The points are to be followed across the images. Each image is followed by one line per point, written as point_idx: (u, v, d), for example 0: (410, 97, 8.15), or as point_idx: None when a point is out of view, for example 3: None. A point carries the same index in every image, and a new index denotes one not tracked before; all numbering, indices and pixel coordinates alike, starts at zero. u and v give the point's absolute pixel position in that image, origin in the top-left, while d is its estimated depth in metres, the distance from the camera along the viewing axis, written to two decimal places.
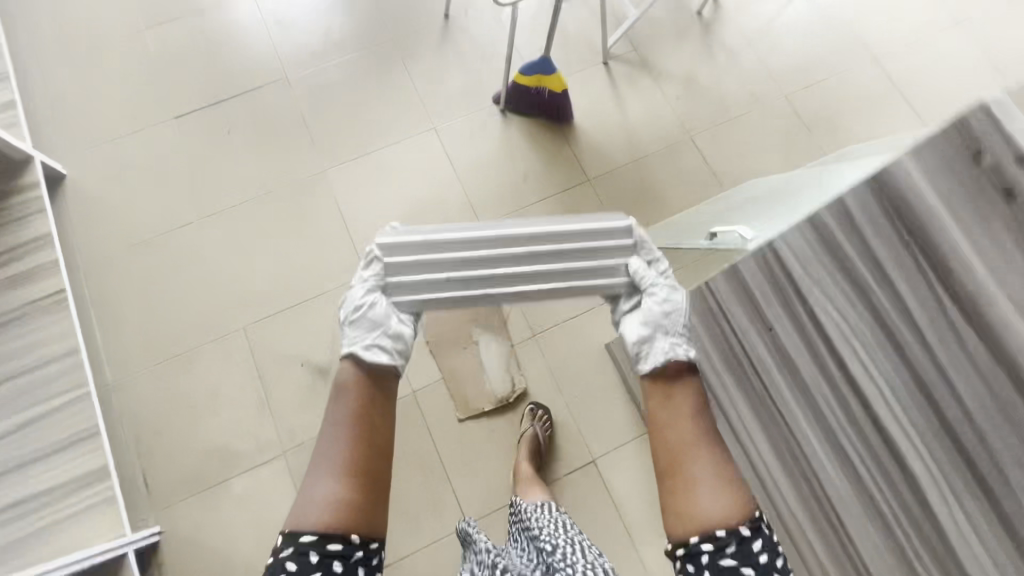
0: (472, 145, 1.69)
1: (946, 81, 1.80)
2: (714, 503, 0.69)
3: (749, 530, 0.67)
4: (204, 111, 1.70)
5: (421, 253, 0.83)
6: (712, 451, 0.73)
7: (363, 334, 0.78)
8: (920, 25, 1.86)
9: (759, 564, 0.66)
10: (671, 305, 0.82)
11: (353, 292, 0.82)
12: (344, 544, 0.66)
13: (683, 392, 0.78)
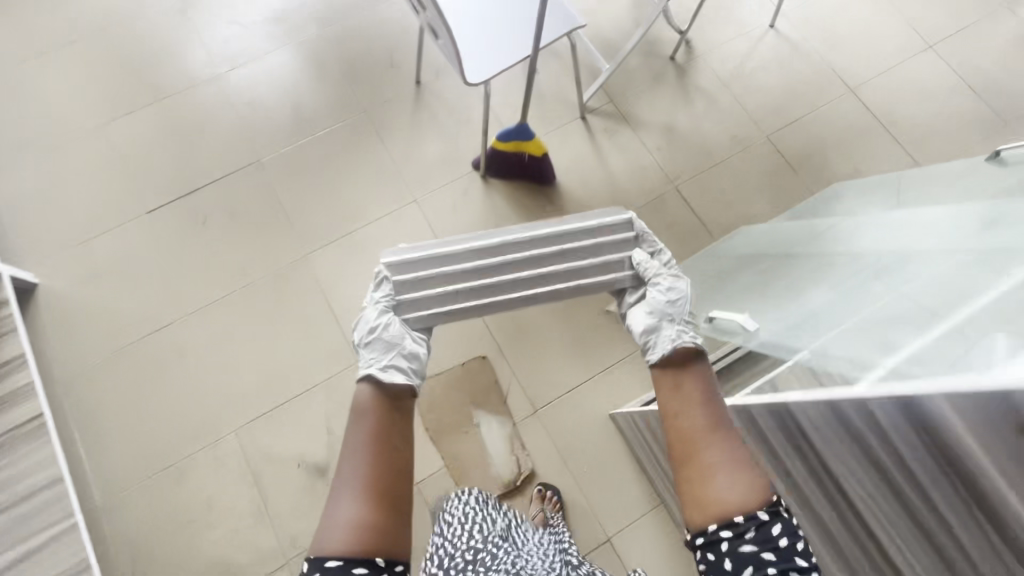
0: (455, 215, 1.65)
1: (924, 108, 1.79)
2: (730, 488, 0.67)
3: (767, 514, 0.65)
4: (176, 202, 1.65)
5: (431, 265, 0.87)
6: (719, 446, 0.70)
7: (379, 356, 0.79)
8: (892, 52, 1.85)
9: (778, 550, 0.63)
10: (674, 292, 0.87)
11: (366, 316, 0.85)
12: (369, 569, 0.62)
13: (689, 389, 0.76)
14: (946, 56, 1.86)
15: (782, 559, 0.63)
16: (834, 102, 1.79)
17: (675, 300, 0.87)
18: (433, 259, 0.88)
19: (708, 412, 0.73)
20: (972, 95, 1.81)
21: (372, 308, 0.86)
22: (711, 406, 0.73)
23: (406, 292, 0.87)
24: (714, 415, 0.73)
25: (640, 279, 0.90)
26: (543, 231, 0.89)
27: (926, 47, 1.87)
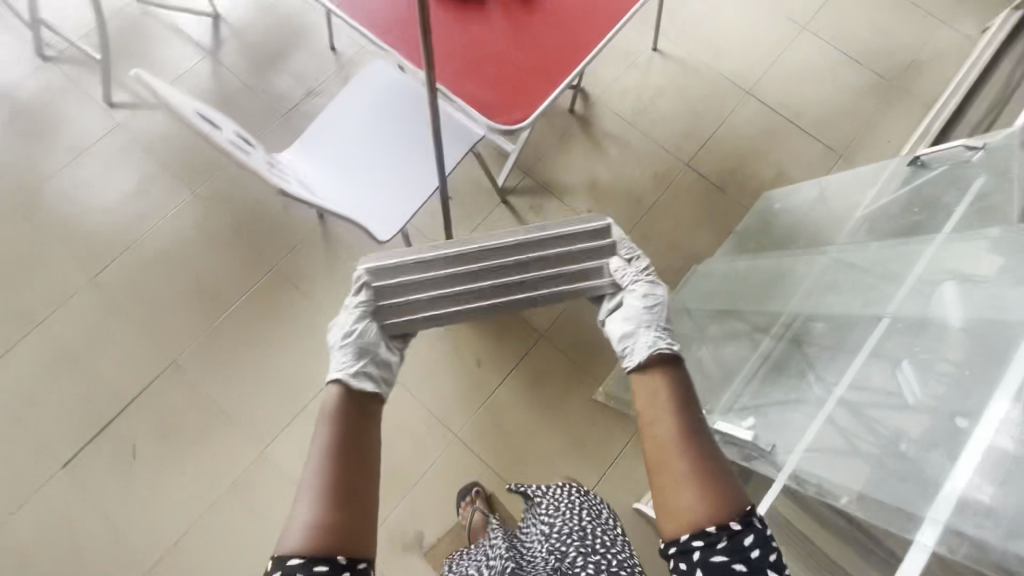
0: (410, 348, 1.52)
1: (819, 88, 1.82)
2: (692, 497, 0.65)
3: (740, 524, 0.63)
4: (95, 441, 1.43)
5: (413, 264, 0.91)
6: (691, 454, 0.68)
7: (348, 361, 0.80)
8: (772, 42, 1.87)
9: (750, 560, 0.62)
10: (652, 298, 0.91)
11: (342, 322, 0.87)
12: (332, 566, 0.60)
13: (661, 395, 0.74)
14: (821, 31, 1.89)
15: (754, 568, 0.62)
16: (735, 109, 1.79)
17: (653, 304, 0.90)
18: (408, 262, 0.91)
19: (681, 418, 0.71)
20: (854, 63, 1.86)
21: (350, 316, 0.88)
22: (683, 414, 0.71)
23: (387, 296, 0.91)
24: (682, 421, 0.71)
25: (617, 286, 0.94)
26: (522, 236, 0.92)
27: (800, 28, 1.89)
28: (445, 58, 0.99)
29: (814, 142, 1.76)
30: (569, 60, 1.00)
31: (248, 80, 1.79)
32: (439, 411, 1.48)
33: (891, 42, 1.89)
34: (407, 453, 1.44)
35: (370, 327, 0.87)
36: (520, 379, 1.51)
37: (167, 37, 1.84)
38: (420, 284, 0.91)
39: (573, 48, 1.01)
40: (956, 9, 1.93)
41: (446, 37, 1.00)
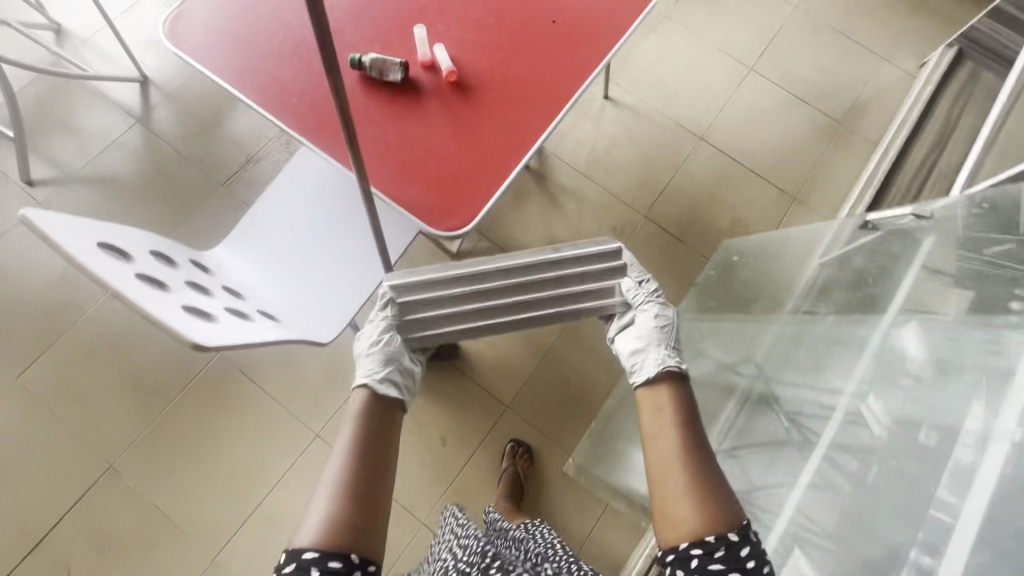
0: None
1: (769, 130, 1.83)
2: (688, 506, 0.75)
3: (735, 535, 0.72)
4: (26, 563, 1.30)
5: (433, 283, 1.02)
6: (690, 468, 0.78)
7: (377, 369, 0.91)
8: (720, 86, 1.88)
9: (747, 567, 0.71)
10: (662, 318, 1.00)
11: (372, 330, 0.98)
12: (343, 563, 0.70)
13: (666, 412, 0.85)
14: (767, 72, 1.91)
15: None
16: (690, 156, 1.78)
17: (664, 327, 0.99)
18: (430, 280, 1.02)
19: (682, 434, 0.81)
20: (800, 104, 1.88)
21: (378, 326, 0.98)
22: (686, 430, 0.82)
23: (411, 308, 1.01)
24: (689, 441, 0.81)
25: (628, 305, 1.04)
26: (537, 256, 1.04)
27: (746, 70, 1.90)
28: (380, 159, 0.94)
29: (769, 185, 1.77)
30: (511, 152, 0.96)
31: (182, 146, 1.68)
32: (404, 497, 1.41)
33: (834, 81, 1.92)
34: None
35: (396, 342, 0.96)
36: (487, 456, 1.45)
37: (91, 105, 1.72)
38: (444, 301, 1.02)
39: (515, 140, 0.96)
40: (892, 45, 1.98)
41: (380, 135, 0.95)
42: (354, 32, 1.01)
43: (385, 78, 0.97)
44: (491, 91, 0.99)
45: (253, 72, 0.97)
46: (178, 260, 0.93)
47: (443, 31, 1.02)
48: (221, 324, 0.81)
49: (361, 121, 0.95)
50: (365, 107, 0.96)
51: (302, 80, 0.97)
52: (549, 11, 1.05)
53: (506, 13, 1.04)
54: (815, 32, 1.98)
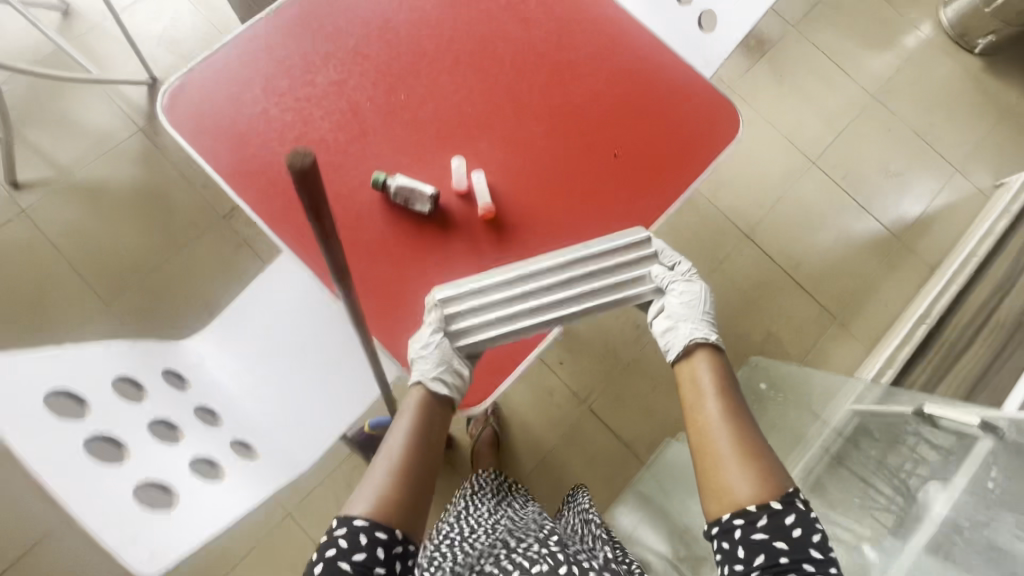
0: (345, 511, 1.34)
1: (822, 235, 1.69)
2: (742, 479, 0.67)
3: (780, 504, 0.65)
4: None
5: (482, 289, 0.80)
6: (739, 437, 0.70)
7: (433, 367, 0.76)
8: (778, 178, 1.71)
9: (792, 539, 0.64)
10: (690, 294, 0.85)
11: (420, 333, 0.79)
12: (389, 536, 0.64)
13: (705, 382, 0.77)
14: (830, 169, 1.75)
15: (795, 551, 0.63)
16: (732, 254, 1.64)
17: (703, 310, 0.84)
18: (479, 289, 0.80)
19: (725, 404, 0.73)
20: (860, 209, 1.73)
21: (427, 326, 0.79)
22: (730, 401, 0.74)
23: (455, 315, 0.79)
24: (732, 406, 0.73)
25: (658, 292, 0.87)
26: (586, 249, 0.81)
27: (808, 163, 1.74)
28: (391, 306, 0.82)
29: (810, 299, 1.64)
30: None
31: (184, 163, 1.51)
32: None
33: (901, 187, 1.76)
34: None
35: (450, 343, 0.78)
36: None
37: (88, 97, 1.53)
38: (491, 303, 0.79)
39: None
40: (970, 154, 1.82)
41: (395, 275, 0.82)
42: (385, 138, 0.86)
43: (411, 208, 0.83)
44: (529, 233, 0.85)
45: (263, 175, 0.83)
46: (147, 390, 0.81)
47: (487, 151, 0.87)
48: (182, 503, 0.69)
49: (376, 257, 0.82)
50: (383, 239, 0.83)
51: None
52: (613, 142, 0.90)
53: (563, 137, 0.89)
54: (890, 129, 1.81)
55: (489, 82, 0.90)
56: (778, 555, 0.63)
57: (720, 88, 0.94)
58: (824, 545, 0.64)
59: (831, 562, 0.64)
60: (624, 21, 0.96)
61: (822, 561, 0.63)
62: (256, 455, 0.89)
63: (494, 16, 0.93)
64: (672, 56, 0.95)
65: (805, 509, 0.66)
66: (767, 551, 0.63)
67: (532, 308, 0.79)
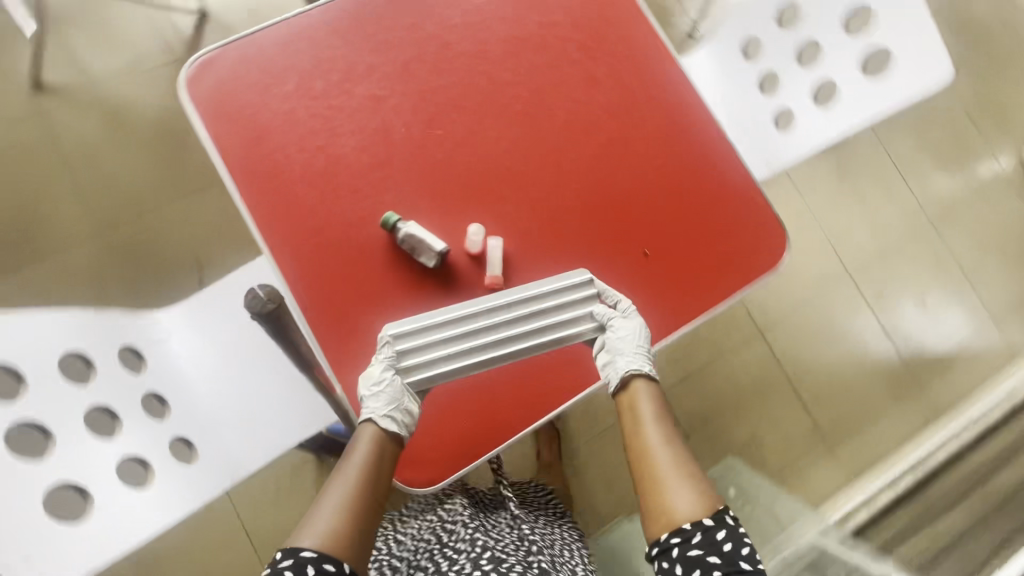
0: (276, 508, 1.25)
1: (836, 350, 1.62)
2: (684, 499, 0.67)
3: (711, 520, 0.66)
4: None
5: (429, 328, 0.72)
6: (678, 459, 0.69)
7: (382, 404, 0.69)
8: (807, 280, 1.64)
9: (724, 553, 0.65)
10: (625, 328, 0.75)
11: (372, 368, 0.71)
12: (337, 568, 0.61)
13: (645, 411, 0.73)
14: (864, 285, 1.67)
15: (728, 563, 0.65)
16: (739, 347, 1.57)
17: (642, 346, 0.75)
18: (428, 328, 0.72)
19: (665, 430, 0.71)
20: (882, 335, 1.65)
21: (377, 363, 0.71)
22: (667, 425, 0.72)
23: (406, 353, 0.71)
24: (670, 432, 0.71)
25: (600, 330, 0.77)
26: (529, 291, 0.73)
27: (843, 273, 1.66)
28: (365, 354, 0.76)
29: (805, 413, 1.57)
30: (514, 411, 0.80)
31: None
32: None
33: (930, 323, 1.68)
34: None
35: (404, 383, 0.71)
36: None
37: (128, 14, 1.44)
38: (441, 339, 0.72)
39: (526, 398, 0.81)
40: (1011, 308, 1.73)
41: (378, 322, 0.77)
42: (409, 171, 0.80)
43: (415, 258, 0.78)
44: None
45: (271, 180, 0.78)
46: (99, 370, 0.75)
47: (511, 215, 0.81)
48: (91, 515, 0.68)
49: (365, 298, 0.77)
50: (376, 282, 0.77)
51: (321, 215, 0.77)
52: (647, 240, 0.83)
53: (595, 218, 0.83)
54: (937, 260, 1.72)
55: (536, 139, 0.84)
56: (710, 569, 0.64)
57: (776, 210, 0.88)
58: (753, 553, 0.65)
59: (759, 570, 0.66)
60: (697, 110, 0.88)
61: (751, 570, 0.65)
62: (194, 458, 0.85)
63: (561, 69, 0.86)
64: (737, 162, 0.88)
65: (732, 521, 0.67)
66: (703, 565, 0.64)
67: (483, 345, 0.71)
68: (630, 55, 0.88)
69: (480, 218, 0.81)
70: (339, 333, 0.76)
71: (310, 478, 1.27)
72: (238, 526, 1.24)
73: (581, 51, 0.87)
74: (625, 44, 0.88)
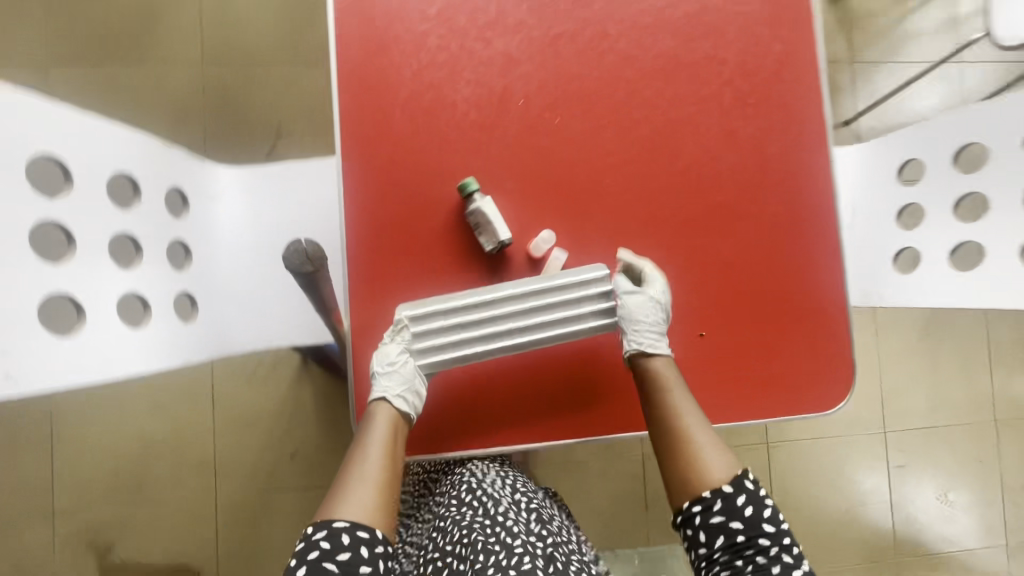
0: (248, 389, 1.27)
1: (837, 499, 1.52)
2: (716, 462, 0.68)
3: (731, 486, 0.67)
4: None
5: (451, 313, 0.73)
6: (703, 427, 0.70)
7: (395, 384, 0.70)
8: (841, 419, 1.53)
9: (745, 518, 0.66)
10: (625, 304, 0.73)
11: (386, 348, 0.72)
12: (371, 535, 0.61)
13: (665, 386, 0.71)
14: (892, 451, 1.55)
15: (750, 528, 0.66)
16: (741, 450, 1.49)
17: (652, 324, 0.73)
18: (450, 313, 0.73)
19: (690, 404, 0.71)
20: (886, 506, 1.54)
21: (393, 343, 0.72)
22: (687, 397, 0.71)
23: (424, 334, 0.72)
24: (688, 406, 0.71)
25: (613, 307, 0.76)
26: (546, 283, 0.73)
27: (880, 429, 1.54)
28: (389, 302, 0.76)
29: None
30: (510, 423, 0.77)
31: None
32: (221, 460, 1.26)
33: (942, 518, 1.56)
34: (159, 477, 1.25)
35: (417, 365, 0.72)
36: (308, 505, 1.27)
37: None
38: (459, 326, 0.73)
39: (528, 415, 0.77)
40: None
41: (413, 279, 0.76)
42: (508, 147, 0.76)
43: (475, 236, 0.75)
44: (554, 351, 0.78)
45: (375, 96, 0.74)
46: (143, 202, 0.76)
47: (584, 236, 0.77)
48: (80, 334, 0.65)
49: (411, 250, 0.76)
50: (428, 240, 0.76)
51: (405, 152, 0.75)
52: (707, 321, 0.78)
53: (669, 275, 0.78)
54: (982, 462, 1.58)
55: (646, 172, 0.77)
56: (734, 535, 0.66)
57: (854, 350, 0.79)
58: (774, 512, 0.67)
59: (784, 533, 0.67)
60: (823, 214, 0.79)
61: (775, 533, 0.66)
62: (193, 321, 0.84)
63: (706, 111, 0.78)
64: (837, 285, 0.79)
65: (753, 484, 0.68)
66: (727, 532, 0.66)
67: (504, 335, 0.72)
68: (783, 128, 0.79)
69: (553, 225, 0.77)
70: (373, 273, 0.75)
71: (286, 375, 1.27)
72: (208, 389, 1.26)
73: (735, 100, 0.78)
74: (783, 115, 0.79)
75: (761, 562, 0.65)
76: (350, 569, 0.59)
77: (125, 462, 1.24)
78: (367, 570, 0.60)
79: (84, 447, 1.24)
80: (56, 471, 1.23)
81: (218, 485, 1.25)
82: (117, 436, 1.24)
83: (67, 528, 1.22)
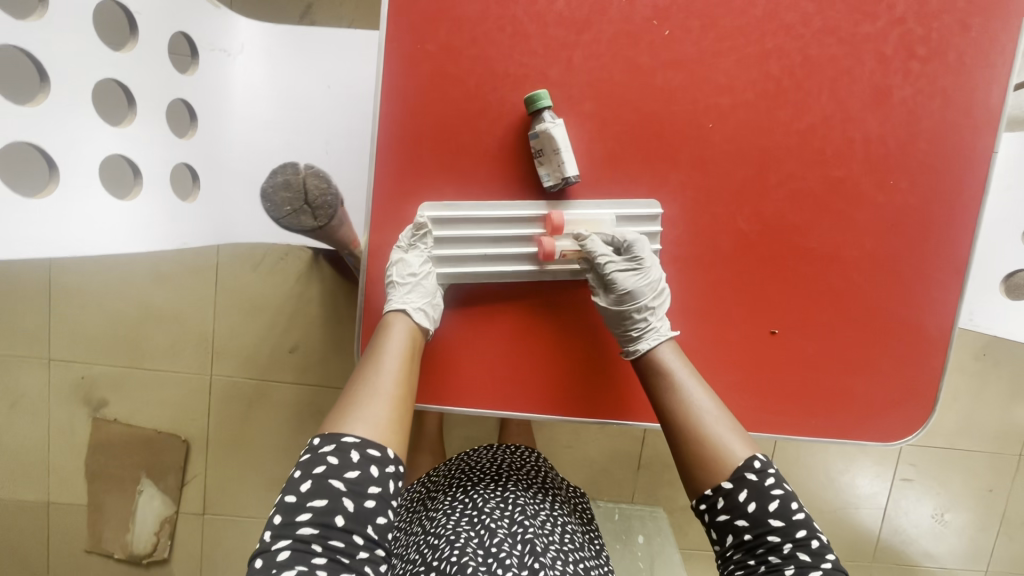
0: (255, 277, 1.19)
1: None
2: (734, 443, 0.55)
3: (731, 482, 0.53)
4: None
5: (480, 225, 0.63)
6: (716, 411, 0.57)
7: (415, 293, 0.62)
8: None
9: (750, 515, 0.52)
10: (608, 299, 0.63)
11: (407, 257, 0.63)
12: (382, 455, 0.52)
13: (678, 372, 0.60)
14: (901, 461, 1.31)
15: (757, 526, 0.52)
16: None
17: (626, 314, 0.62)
18: (476, 221, 0.63)
19: (709, 392, 0.59)
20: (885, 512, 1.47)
21: (415, 251, 0.63)
22: (701, 384, 0.59)
23: (447, 240, 0.64)
24: (703, 391, 0.58)
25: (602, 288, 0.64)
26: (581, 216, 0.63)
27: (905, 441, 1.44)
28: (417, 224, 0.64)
29: None
30: (530, 396, 0.68)
31: None
32: (220, 341, 1.21)
33: None
34: (157, 344, 1.21)
35: (437, 277, 0.64)
36: (300, 400, 1.23)
37: None
38: (487, 242, 0.64)
39: (544, 386, 0.68)
40: None
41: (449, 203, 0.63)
42: (595, 57, 0.60)
43: (535, 165, 0.62)
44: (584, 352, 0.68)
45: None
46: (139, 45, 0.62)
47: (663, 189, 0.63)
48: (51, 197, 0.53)
49: (452, 166, 0.63)
50: (477, 156, 0.62)
51: (471, 39, 0.60)
52: (784, 319, 0.66)
53: (753, 259, 0.65)
54: (991, 491, 1.33)
55: (761, 122, 0.62)
56: (740, 534, 0.53)
57: (945, 376, 0.67)
58: (786, 504, 0.52)
59: (806, 525, 0.52)
60: (963, 217, 0.64)
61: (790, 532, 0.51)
62: (193, 198, 0.72)
63: (857, 56, 0.61)
64: (950, 305, 0.66)
65: (759, 473, 0.53)
66: (733, 532, 0.53)
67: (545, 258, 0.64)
68: (947, 96, 0.62)
69: (631, 167, 0.62)
70: (406, 187, 0.63)
71: (296, 269, 1.19)
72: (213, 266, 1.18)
73: (900, 49, 0.61)
74: (954, 79, 0.61)
75: (774, 563, 0.51)
76: (359, 489, 0.50)
77: (123, 323, 1.20)
78: (378, 491, 0.50)
79: (83, 301, 1.19)
80: (54, 320, 1.19)
81: (214, 364, 1.22)
82: (117, 297, 1.19)
83: (63, 378, 1.21)
